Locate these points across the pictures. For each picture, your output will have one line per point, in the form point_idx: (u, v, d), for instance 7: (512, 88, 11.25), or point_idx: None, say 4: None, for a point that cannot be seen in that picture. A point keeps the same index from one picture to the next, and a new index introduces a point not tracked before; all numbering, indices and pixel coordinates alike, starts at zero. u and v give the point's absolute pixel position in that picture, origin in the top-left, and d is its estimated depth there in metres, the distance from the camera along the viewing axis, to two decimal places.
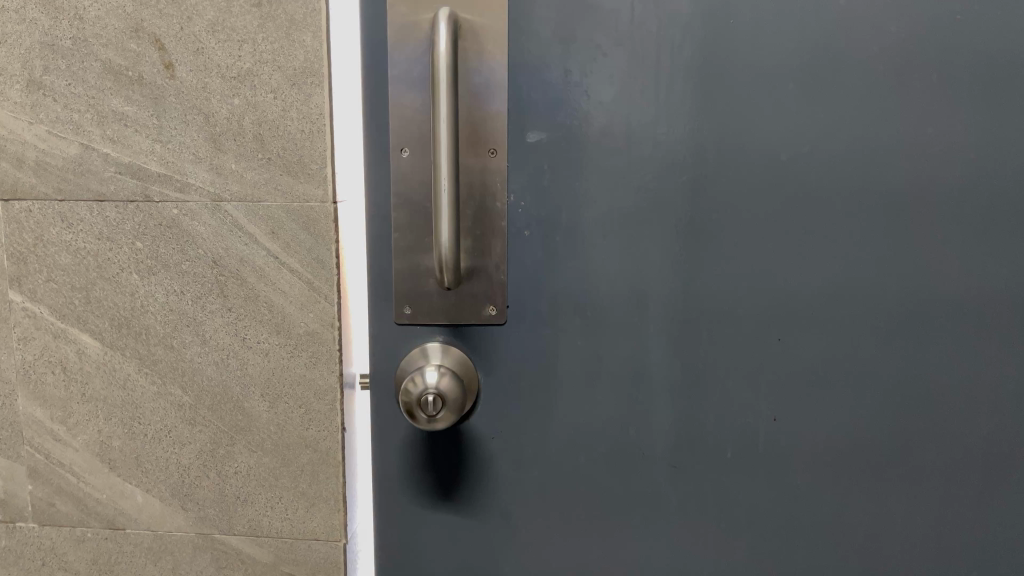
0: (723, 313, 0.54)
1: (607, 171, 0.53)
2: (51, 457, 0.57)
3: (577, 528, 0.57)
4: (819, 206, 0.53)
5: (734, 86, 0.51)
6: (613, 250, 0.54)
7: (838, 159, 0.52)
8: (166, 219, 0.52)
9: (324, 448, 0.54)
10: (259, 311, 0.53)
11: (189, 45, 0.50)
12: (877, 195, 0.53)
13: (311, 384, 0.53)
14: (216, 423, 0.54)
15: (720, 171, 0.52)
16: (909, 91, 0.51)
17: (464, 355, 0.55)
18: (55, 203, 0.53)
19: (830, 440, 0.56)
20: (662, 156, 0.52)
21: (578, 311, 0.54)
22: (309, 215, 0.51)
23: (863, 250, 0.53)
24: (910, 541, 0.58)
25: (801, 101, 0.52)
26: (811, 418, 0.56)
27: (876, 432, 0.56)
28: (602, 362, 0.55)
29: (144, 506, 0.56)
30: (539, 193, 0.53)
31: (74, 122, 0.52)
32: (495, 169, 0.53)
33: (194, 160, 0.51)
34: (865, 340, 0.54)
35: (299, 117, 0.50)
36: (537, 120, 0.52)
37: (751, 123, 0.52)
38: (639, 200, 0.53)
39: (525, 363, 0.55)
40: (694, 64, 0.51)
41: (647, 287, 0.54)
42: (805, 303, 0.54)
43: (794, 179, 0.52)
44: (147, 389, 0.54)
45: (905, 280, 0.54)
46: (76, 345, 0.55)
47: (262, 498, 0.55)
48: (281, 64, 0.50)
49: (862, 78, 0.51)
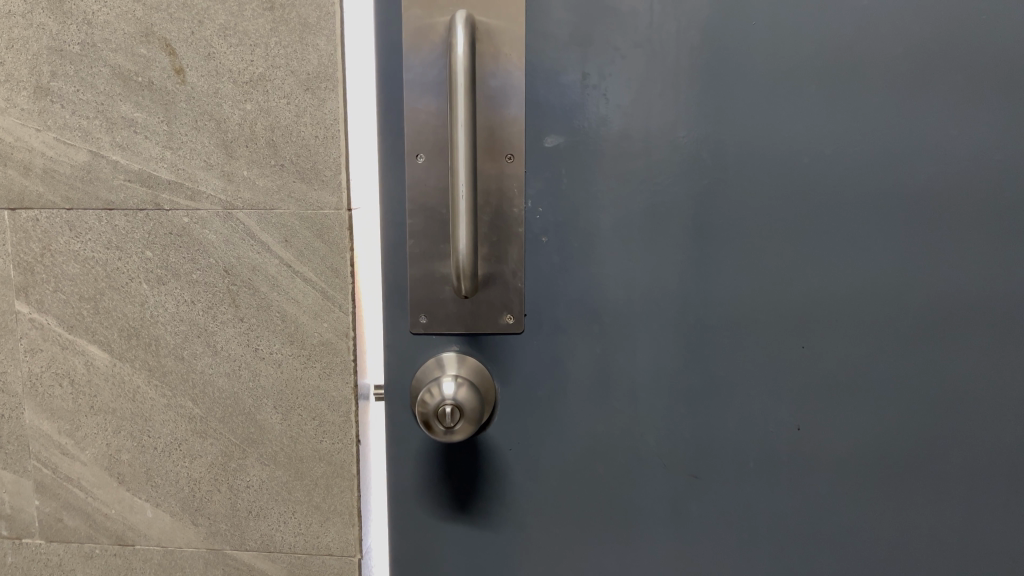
0: (744, 319, 0.53)
1: (625, 176, 0.51)
2: (59, 471, 0.56)
3: (596, 539, 0.56)
4: (842, 210, 0.52)
5: (753, 88, 0.50)
6: (631, 256, 0.52)
7: (861, 162, 0.51)
8: (177, 228, 0.51)
9: (338, 461, 0.53)
10: (272, 321, 0.51)
11: (200, 50, 0.49)
12: (902, 198, 0.52)
13: (325, 396, 0.52)
14: (228, 436, 0.53)
15: (741, 173, 0.51)
16: (936, 89, 0.50)
17: (481, 364, 0.54)
18: (62, 211, 0.52)
19: (855, 450, 0.55)
20: (681, 159, 0.51)
21: (596, 319, 0.53)
22: (323, 223, 0.50)
23: (887, 255, 0.52)
24: (935, 552, 0.56)
25: (822, 102, 0.50)
26: (835, 426, 0.54)
27: (903, 439, 0.55)
28: (620, 370, 0.54)
29: (154, 521, 0.55)
30: (557, 198, 0.52)
31: (83, 128, 0.51)
32: (511, 176, 0.51)
33: (206, 167, 0.50)
34: (890, 346, 0.53)
35: (312, 123, 0.49)
36: (554, 124, 0.51)
37: (771, 126, 0.51)
38: (657, 205, 0.52)
39: (542, 371, 0.54)
40: (714, 65, 0.50)
41: (667, 293, 0.53)
42: (828, 309, 0.53)
43: (819, 181, 0.51)
44: (157, 402, 0.53)
45: (933, 283, 0.53)
46: (84, 356, 0.53)
47: (274, 513, 0.54)
48: (294, 69, 0.49)
49: (887, 77, 0.50)
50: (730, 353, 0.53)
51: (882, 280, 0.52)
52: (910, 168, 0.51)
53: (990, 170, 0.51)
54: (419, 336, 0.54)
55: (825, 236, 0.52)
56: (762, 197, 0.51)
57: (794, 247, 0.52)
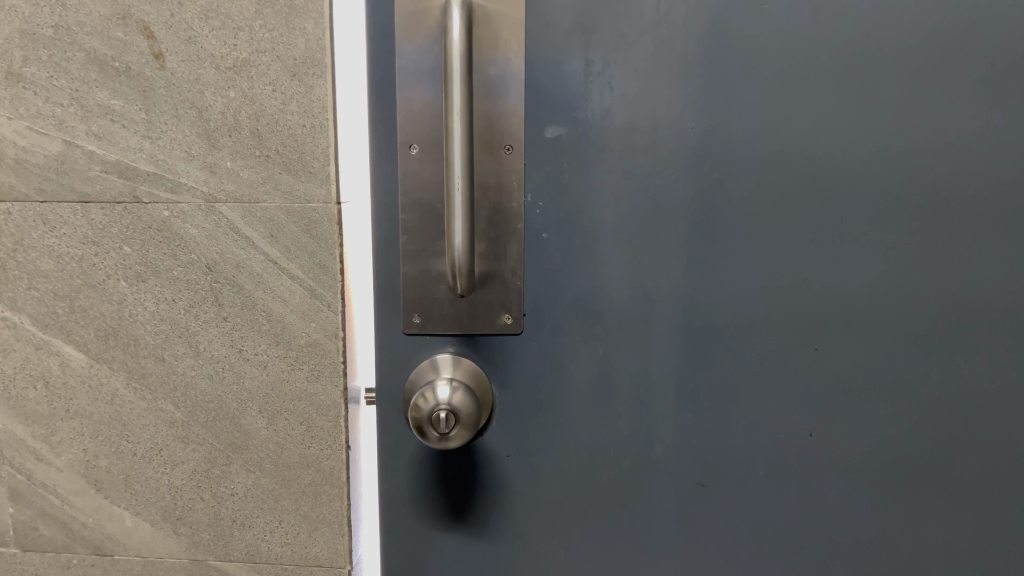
0: (755, 320, 0.50)
1: (628, 171, 0.49)
2: (34, 478, 0.53)
3: (597, 548, 0.54)
4: (855, 208, 0.49)
5: (764, 79, 0.47)
6: (633, 255, 0.50)
7: (876, 158, 0.49)
8: (156, 222, 0.48)
9: (327, 467, 0.50)
10: (257, 320, 0.49)
11: (180, 33, 0.46)
12: (922, 194, 0.49)
13: (313, 399, 0.49)
14: (211, 441, 0.50)
15: (752, 167, 0.49)
16: (962, 79, 0.48)
17: (478, 367, 0.51)
18: (36, 204, 0.49)
19: (867, 457, 0.52)
20: (687, 153, 0.49)
21: (598, 319, 0.51)
22: (311, 217, 0.48)
23: (902, 255, 0.50)
24: (949, 563, 0.54)
25: (837, 93, 0.48)
26: (849, 432, 0.52)
27: (920, 446, 0.52)
28: (623, 373, 0.51)
29: (133, 531, 0.52)
30: (558, 192, 0.49)
31: (58, 116, 0.48)
32: (510, 169, 0.49)
33: (187, 158, 0.48)
34: (905, 351, 0.51)
35: (300, 112, 0.46)
36: (555, 114, 0.48)
37: (782, 119, 0.48)
38: (661, 202, 0.49)
39: (542, 374, 0.52)
40: (725, 55, 0.47)
41: (670, 294, 0.50)
42: (839, 312, 0.50)
43: (835, 175, 0.49)
44: (136, 405, 0.50)
45: (953, 283, 0.50)
46: (59, 357, 0.51)
47: (260, 522, 0.51)
48: (281, 54, 0.46)
49: (910, 66, 0.47)
50: (739, 356, 0.51)
51: (900, 280, 0.50)
52: (930, 162, 0.49)
53: (1019, 164, 0.49)
54: (412, 336, 0.51)
55: (840, 233, 0.49)
56: (775, 191, 0.49)
57: (806, 244, 0.50)
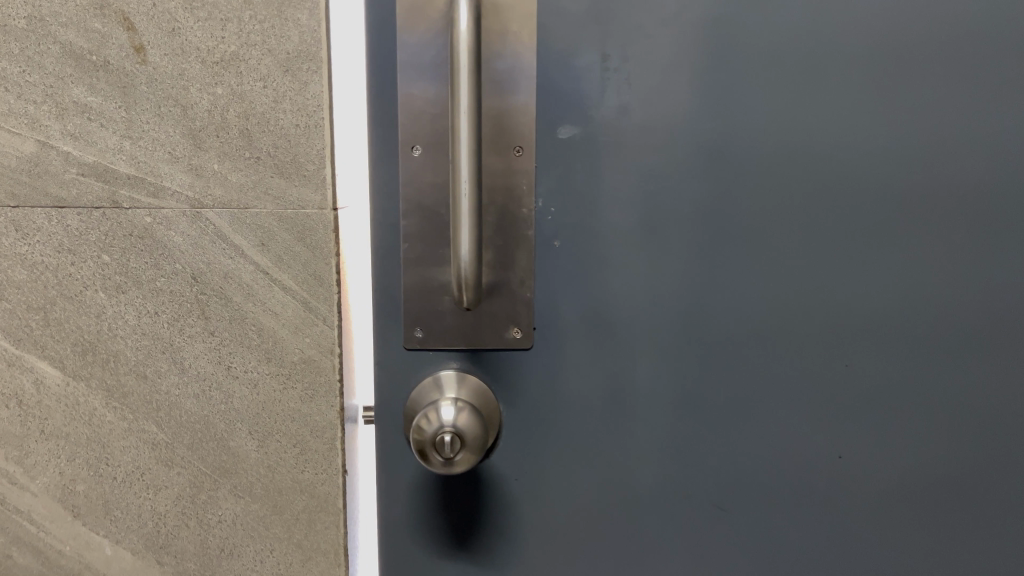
0: (751, 362, 0.38)
1: (614, 181, 0.36)
2: (8, 503, 0.49)
3: None
4: (912, 239, 0.37)
5: (795, 59, 0.35)
6: (630, 295, 0.38)
7: (937, 173, 0.36)
8: (137, 229, 0.45)
9: (322, 493, 0.47)
10: (246, 335, 0.45)
11: (162, 25, 0.42)
12: (953, 193, 0.36)
13: (307, 420, 0.46)
14: (197, 465, 0.47)
15: (768, 178, 0.36)
16: (1003, 49, 0.35)
17: (486, 387, 0.41)
18: (8, 209, 0.45)
19: (964, 538, 0.41)
20: (690, 155, 0.36)
21: (622, 359, 0.39)
22: (305, 224, 0.44)
23: (966, 303, 0.38)
24: None
25: (890, 83, 0.35)
26: (934, 513, 0.40)
27: (989, 518, 0.41)
28: (654, 428, 0.40)
29: (113, 560, 0.49)
30: (569, 196, 0.37)
31: (31, 115, 0.44)
32: (520, 171, 0.36)
33: (170, 160, 0.44)
34: (965, 426, 0.39)
35: (292, 110, 0.43)
36: (556, 100, 0.36)
37: (814, 116, 0.35)
38: (660, 224, 0.37)
39: (565, 420, 0.41)
40: (738, 25, 0.34)
41: (669, 347, 0.38)
42: (886, 376, 0.38)
43: (851, 174, 0.36)
44: (116, 426, 0.47)
45: (993, 303, 0.38)
46: (33, 374, 0.47)
47: (249, 552, 0.48)
48: (272, 47, 0.42)
49: (918, 37, 0.35)
50: (734, 408, 0.39)
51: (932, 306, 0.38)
52: (945, 156, 0.36)
53: None
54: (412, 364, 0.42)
55: (859, 249, 0.37)
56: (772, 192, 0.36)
57: (823, 263, 0.37)
